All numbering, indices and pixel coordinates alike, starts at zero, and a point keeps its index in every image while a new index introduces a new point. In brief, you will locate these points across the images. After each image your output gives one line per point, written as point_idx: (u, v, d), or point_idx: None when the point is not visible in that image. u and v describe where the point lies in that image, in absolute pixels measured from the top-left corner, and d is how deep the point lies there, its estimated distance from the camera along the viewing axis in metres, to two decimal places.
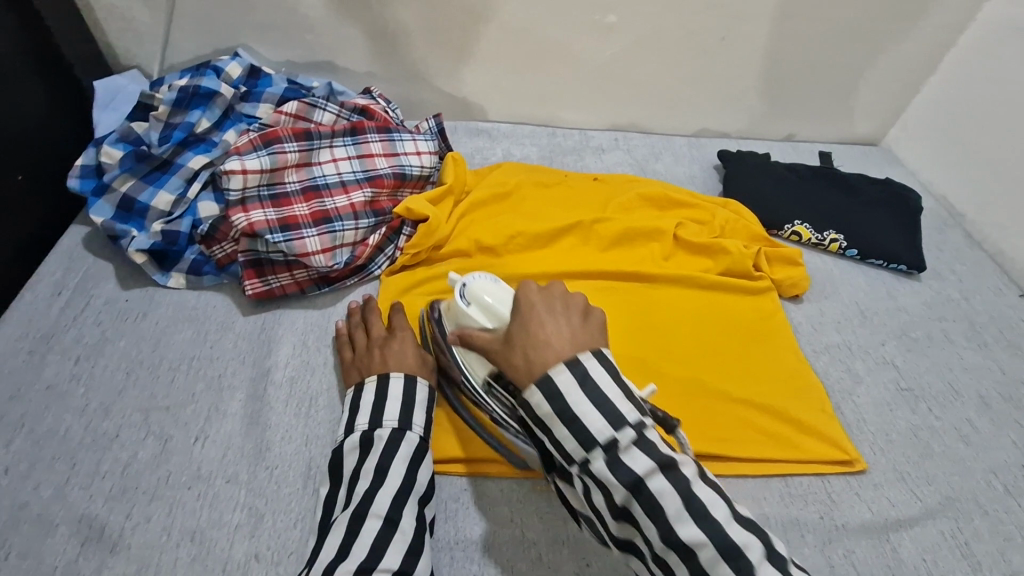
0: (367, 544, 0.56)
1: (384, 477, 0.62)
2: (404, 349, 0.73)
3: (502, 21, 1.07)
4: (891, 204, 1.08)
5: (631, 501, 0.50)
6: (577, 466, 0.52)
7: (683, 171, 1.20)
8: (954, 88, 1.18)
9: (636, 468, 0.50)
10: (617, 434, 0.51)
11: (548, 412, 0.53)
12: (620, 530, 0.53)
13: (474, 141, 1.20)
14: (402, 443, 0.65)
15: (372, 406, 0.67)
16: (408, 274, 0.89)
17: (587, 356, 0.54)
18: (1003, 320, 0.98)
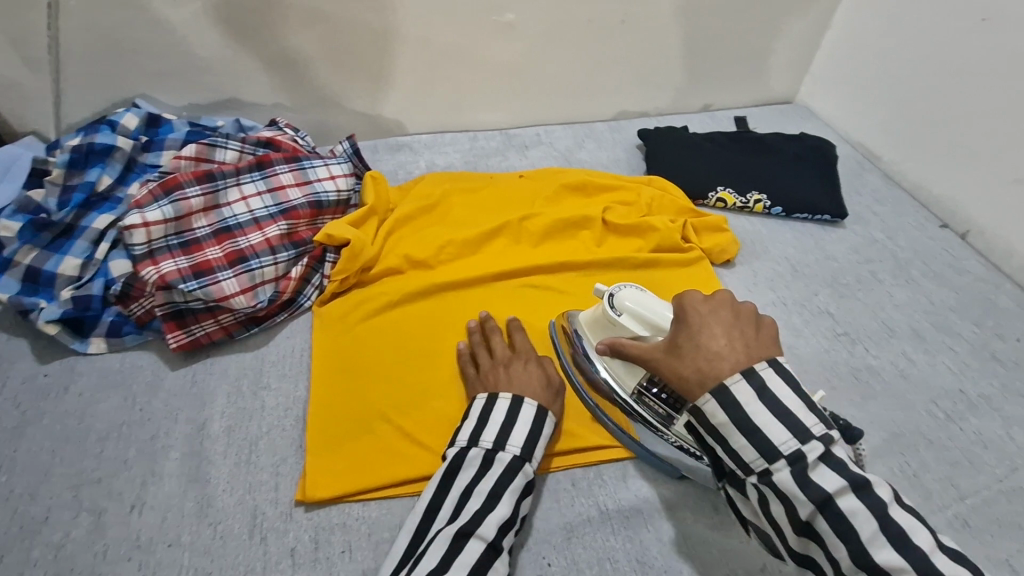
0: (467, 563, 0.57)
1: (496, 504, 0.61)
2: (535, 374, 0.73)
3: (402, 33, 1.06)
4: (808, 158, 1.11)
5: (817, 516, 0.50)
6: (755, 474, 0.53)
7: (608, 156, 1.21)
8: (849, 38, 1.22)
9: (828, 484, 0.51)
10: (801, 446, 0.52)
11: (723, 420, 0.54)
12: (797, 544, 0.53)
13: (396, 157, 1.19)
14: (518, 475, 0.64)
15: (501, 425, 0.67)
16: (340, 300, 0.88)
17: (763, 368, 0.55)
18: (926, 253, 1.02)
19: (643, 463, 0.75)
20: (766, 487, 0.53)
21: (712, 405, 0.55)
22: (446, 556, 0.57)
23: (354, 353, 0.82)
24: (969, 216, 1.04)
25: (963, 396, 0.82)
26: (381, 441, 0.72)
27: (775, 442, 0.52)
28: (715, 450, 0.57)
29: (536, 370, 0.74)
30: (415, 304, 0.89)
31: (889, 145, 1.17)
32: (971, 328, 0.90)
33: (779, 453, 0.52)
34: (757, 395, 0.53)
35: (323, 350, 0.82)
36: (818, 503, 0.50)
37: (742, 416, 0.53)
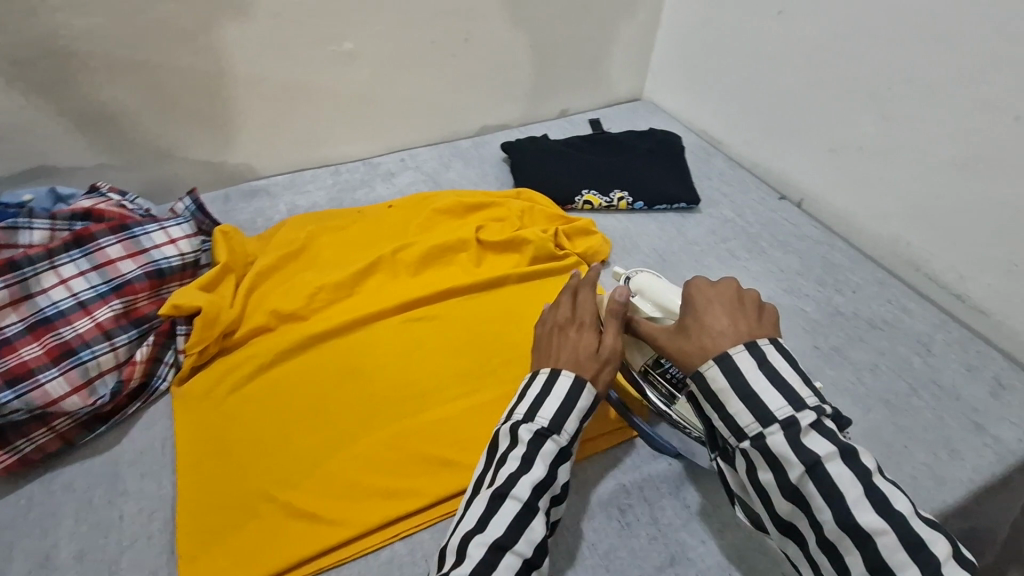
0: (504, 522, 0.56)
1: (530, 467, 0.59)
2: (584, 341, 0.69)
3: (236, 75, 1.00)
4: (659, 152, 1.18)
5: (805, 478, 0.53)
6: (749, 438, 0.55)
7: (476, 172, 1.20)
8: (676, 36, 1.32)
9: (821, 450, 0.53)
10: (797, 415, 0.54)
11: (722, 384, 0.57)
12: (785, 512, 0.55)
13: (253, 204, 1.10)
14: (548, 439, 0.61)
15: (535, 398, 0.64)
16: (203, 373, 0.80)
17: (766, 343, 0.58)
18: (771, 225, 1.11)
19: None
20: (758, 449, 0.55)
21: (715, 370, 0.58)
22: (482, 514, 0.57)
23: (225, 430, 0.74)
24: (799, 186, 1.16)
25: (819, 351, 0.90)
26: (266, 522, 0.66)
27: (769, 408, 0.55)
28: (709, 415, 0.59)
29: (589, 334, 0.70)
30: (290, 361, 0.82)
31: (726, 129, 1.28)
32: (816, 287, 1.00)
33: (773, 416, 0.54)
34: (758, 365, 0.57)
35: (188, 434, 0.74)
36: (810, 467, 0.52)
37: (741, 382, 0.56)
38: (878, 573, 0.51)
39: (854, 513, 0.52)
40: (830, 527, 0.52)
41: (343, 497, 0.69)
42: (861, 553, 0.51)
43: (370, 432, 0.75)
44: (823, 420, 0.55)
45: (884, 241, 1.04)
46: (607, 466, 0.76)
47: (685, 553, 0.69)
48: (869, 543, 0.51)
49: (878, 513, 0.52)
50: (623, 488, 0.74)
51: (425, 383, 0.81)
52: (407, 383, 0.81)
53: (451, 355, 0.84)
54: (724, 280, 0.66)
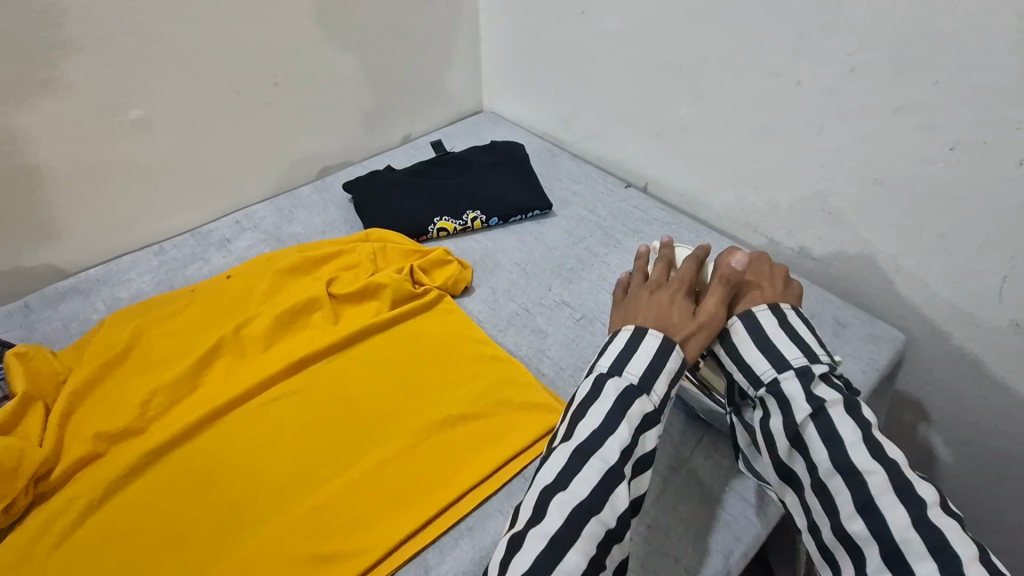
0: (587, 480, 0.58)
1: (613, 425, 0.61)
2: (675, 301, 0.72)
3: (41, 161, 0.91)
4: (503, 163, 1.17)
5: (810, 421, 0.63)
6: (767, 383, 0.66)
7: (321, 220, 1.12)
8: (497, 44, 1.32)
9: (827, 397, 0.63)
10: (812, 365, 0.65)
11: (743, 337, 0.70)
12: (785, 453, 0.65)
13: (62, 309, 0.95)
14: (639, 396, 0.63)
15: (621, 352, 0.66)
16: (15, 530, 0.67)
17: (788, 308, 0.72)
18: (622, 215, 1.14)
19: (443, 544, 0.68)
20: (773, 394, 0.66)
21: (739, 326, 0.71)
22: (564, 470, 0.59)
23: None
24: (641, 171, 1.20)
25: None
26: None
27: (787, 360, 0.66)
28: (731, 368, 0.70)
29: (682, 296, 0.73)
30: (127, 488, 0.71)
31: (565, 128, 1.30)
32: None
33: (790, 366, 0.66)
34: (780, 324, 0.69)
35: None
36: (817, 408, 0.62)
37: (765, 337, 0.69)
38: (864, 508, 0.58)
39: (849, 455, 0.60)
40: (824, 467, 0.61)
41: None
42: (850, 494, 0.59)
43: (235, 547, 0.66)
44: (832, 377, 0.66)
45: (721, 210, 1.10)
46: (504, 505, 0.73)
47: None
48: (858, 482, 0.59)
49: (872, 459, 0.59)
50: None
51: (289, 472, 0.73)
52: (272, 476, 0.73)
53: (320, 430, 0.77)
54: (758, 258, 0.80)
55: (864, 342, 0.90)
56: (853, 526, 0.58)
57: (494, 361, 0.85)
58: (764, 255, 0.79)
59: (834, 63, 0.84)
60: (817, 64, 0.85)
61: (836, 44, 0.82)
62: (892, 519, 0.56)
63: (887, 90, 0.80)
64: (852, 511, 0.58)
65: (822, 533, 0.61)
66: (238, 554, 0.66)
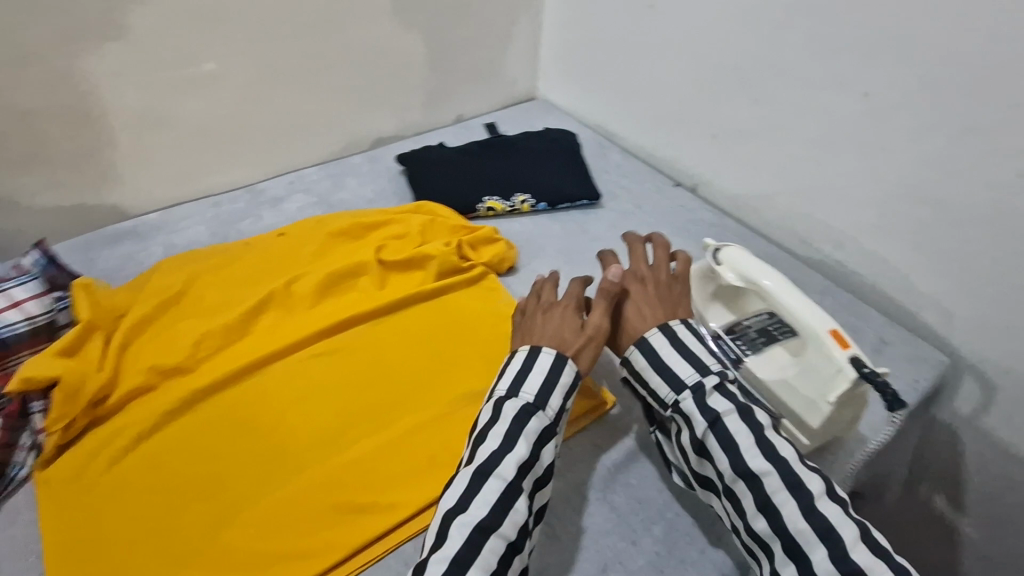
0: (488, 500, 0.58)
1: (511, 443, 0.61)
2: (565, 319, 0.72)
3: (106, 109, 0.92)
4: (555, 151, 1.18)
5: (708, 434, 0.63)
6: (670, 406, 0.67)
7: (371, 189, 1.14)
8: (559, 33, 1.32)
9: (719, 408, 0.64)
10: (703, 378, 0.66)
11: (643, 363, 0.69)
12: (699, 466, 0.66)
13: (119, 249, 0.98)
14: (534, 415, 0.63)
15: (517, 373, 0.67)
16: (72, 450, 0.70)
17: (677, 323, 0.70)
18: (670, 213, 1.14)
19: None
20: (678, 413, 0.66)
21: (637, 353, 0.70)
22: (462, 495, 0.59)
23: (105, 514, 0.66)
24: (691, 171, 1.20)
25: None
26: None
27: (681, 379, 0.66)
28: (643, 395, 0.71)
29: (575, 315, 0.73)
30: (175, 422, 0.74)
31: (618, 122, 1.30)
32: None
33: (683, 384, 0.66)
34: (669, 342, 0.69)
35: (63, 527, 0.64)
36: (711, 424, 0.63)
37: (657, 360, 0.68)
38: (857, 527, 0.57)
39: (744, 461, 0.61)
40: (727, 474, 0.62)
41: (250, 566, 0.63)
42: (751, 496, 0.60)
43: (273, 489, 0.69)
44: (726, 384, 0.67)
45: (770, 217, 1.09)
46: None
47: (618, 557, 0.67)
48: (757, 484, 0.60)
49: (765, 461, 0.60)
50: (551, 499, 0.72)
51: (329, 424, 0.75)
52: (312, 426, 0.75)
53: (363, 387, 0.80)
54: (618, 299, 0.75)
55: (904, 363, 0.90)
56: (758, 524, 0.60)
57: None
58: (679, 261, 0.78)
59: (906, 78, 0.83)
60: (888, 77, 0.84)
61: (909, 60, 0.82)
62: (788, 514, 0.58)
63: (960, 110, 0.79)
64: (756, 511, 0.60)
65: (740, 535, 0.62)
66: (279, 494, 0.68)
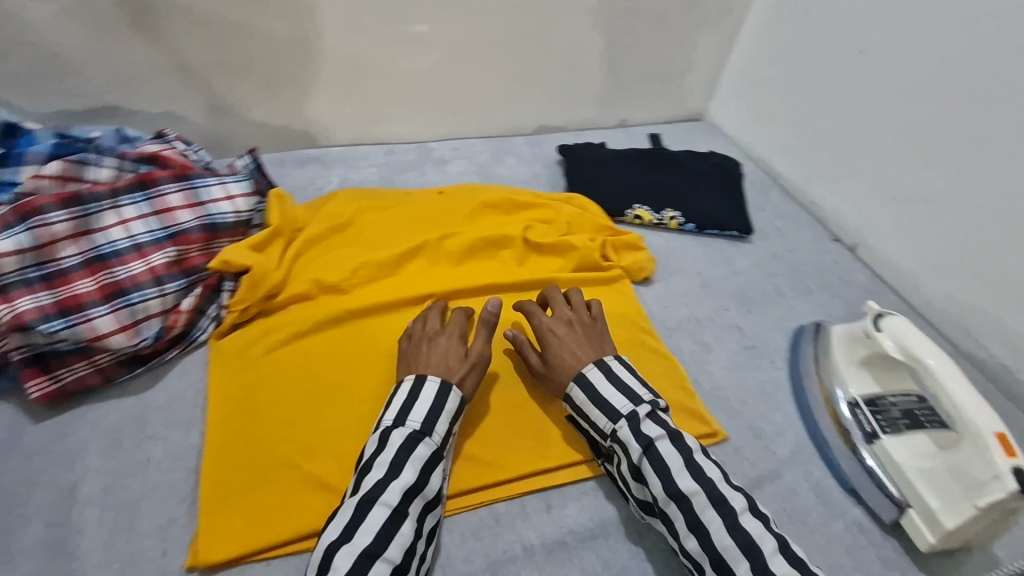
0: (372, 526, 0.57)
1: (397, 470, 0.61)
2: (453, 346, 0.74)
3: (326, 46, 0.98)
4: (715, 177, 1.16)
5: (643, 459, 0.65)
6: (608, 435, 0.68)
7: (527, 171, 1.19)
8: (749, 60, 1.29)
9: (652, 434, 0.66)
10: (636, 408, 0.68)
11: (582, 399, 0.71)
12: (637, 490, 0.67)
13: (304, 172, 1.08)
14: (421, 442, 0.64)
15: (423, 402, 0.67)
16: (244, 332, 0.80)
17: (610, 359, 0.74)
18: (821, 266, 1.09)
19: (568, 492, 0.73)
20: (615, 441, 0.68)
21: (575, 389, 0.71)
22: (348, 524, 0.57)
23: (257, 392, 0.75)
24: (856, 230, 1.13)
25: None
26: (286, 491, 0.67)
27: (616, 408, 0.69)
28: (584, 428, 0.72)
29: (457, 344, 0.75)
30: (325, 334, 0.82)
31: (787, 162, 1.26)
32: None
33: (620, 413, 0.68)
34: (604, 375, 0.71)
35: (224, 392, 0.74)
36: (644, 448, 0.65)
37: (597, 395, 0.70)
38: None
39: (674, 483, 0.63)
40: (659, 497, 0.63)
41: None
42: (681, 517, 0.61)
43: None
44: (657, 412, 0.69)
45: (935, 299, 1.01)
46: None
47: None
48: (687, 504, 0.61)
49: (692, 480, 0.62)
50: None
51: None
52: None
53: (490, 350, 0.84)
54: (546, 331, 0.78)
55: None
56: (689, 544, 0.61)
57: (654, 354, 0.87)
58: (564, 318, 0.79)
59: None
60: None
61: None
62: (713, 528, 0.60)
63: None
64: (686, 531, 0.61)
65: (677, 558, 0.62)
66: None
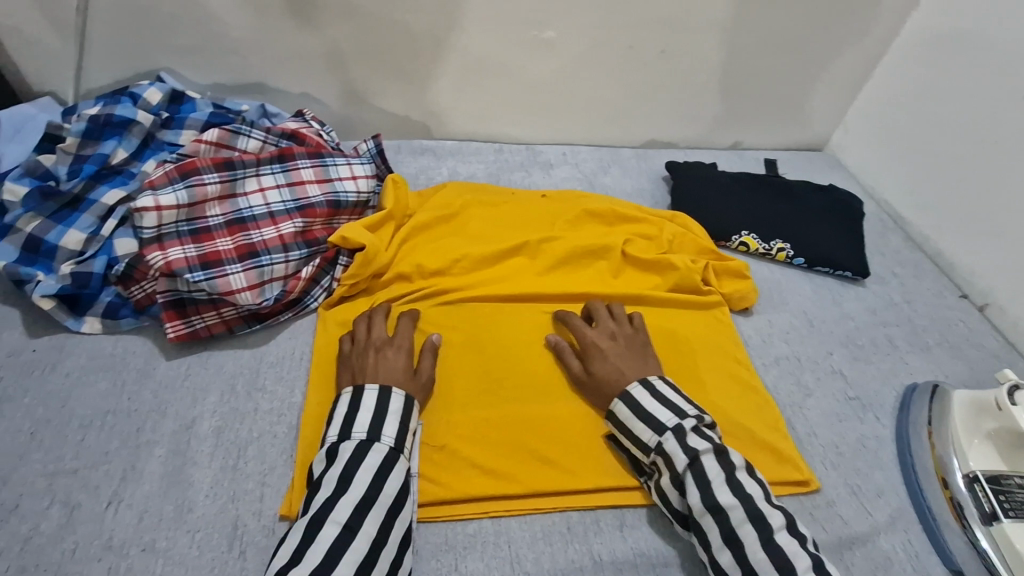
0: (323, 549, 0.57)
1: (348, 484, 0.62)
2: (401, 361, 0.74)
3: (454, 44, 1.02)
4: (833, 212, 1.10)
5: (686, 469, 0.65)
6: (652, 448, 0.69)
7: (632, 184, 1.18)
8: (888, 94, 1.21)
9: (699, 447, 0.66)
10: (681, 421, 0.69)
11: (626, 414, 0.72)
12: (679, 504, 0.67)
13: (418, 160, 1.13)
14: (369, 451, 0.64)
15: (372, 414, 0.67)
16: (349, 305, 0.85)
17: (655, 377, 0.75)
18: (943, 322, 1.01)
19: (644, 514, 0.73)
20: (659, 454, 0.68)
21: (620, 405, 0.73)
22: (297, 549, 0.57)
23: None
24: (988, 289, 1.04)
25: None
26: None
27: (662, 420, 0.70)
28: (625, 444, 0.73)
29: (404, 358, 0.75)
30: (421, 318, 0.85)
31: (915, 207, 1.17)
32: None
33: (665, 426, 0.69)
34: (649, 393, 0.72)
35: (327, 361, 0.79)
36: (688, 460, 0.65)
37: (643, 411, 0.71)
38: None
39: (715, 495, 0.63)
40: (696, 507, 0.64)
41: (447, 463, 0.72)
42: (716, 529, 0.62)
43: (468, 408, 0.77)
44: (703, 428, 0.70)
45: None
46: None
47: None
48: (724, 516, 0.62)
49: (732, 494, 0.63)
50: None
51: (535, 378, 0.81)
52: (521, 372, 0.81)
53: None
54: (590, 342, 0.80)
55: None
56: (722, 557, 0.61)
57: (749, 388, 0.84)
58: (611, 332, 0.81)
59: None
60: None
61: None
62: (751, 544, 0.60)
63: None
64: (720, 543, 0.62)
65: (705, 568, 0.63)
66: (483, 417, 0.76)
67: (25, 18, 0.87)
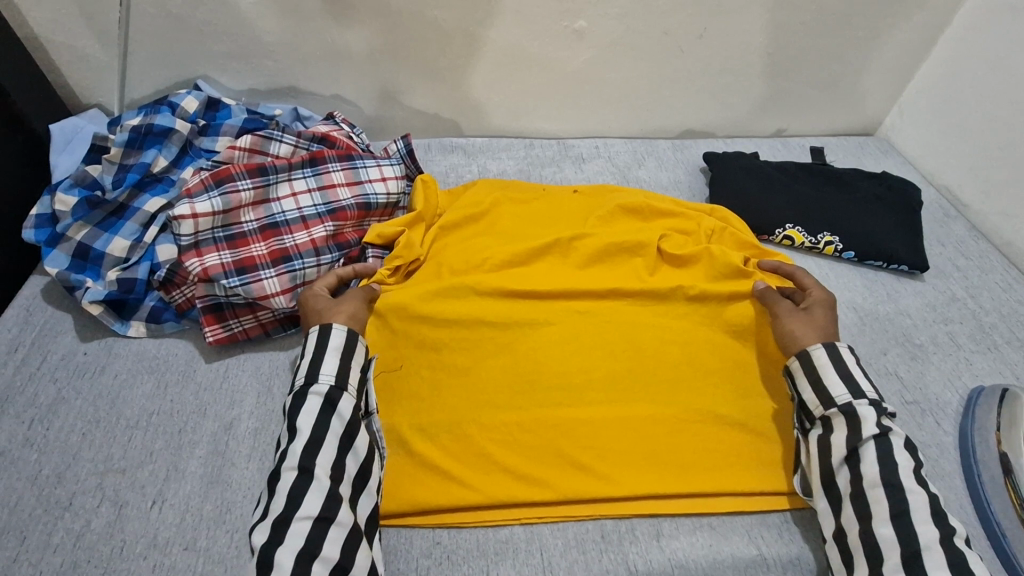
0: (285, 494, 0.60)
1: (296, 430, 0.64)
2: (319, 302, 0.77)
3: (482, 39, 1.00)
4: (889, 200, 1.03)
5: (870, 440, 0.66)
6: (839, 404, 0.69)
7: (667, 177, 1.14)
8: (951, 71, 1.12)
9: (889, 427, 0.67)
10: (882, 400, 0.69)
11: (824, 359, 0.72)
12: (837, 465, 0.67)
13: (449, 158, 1.13)
14: (310, 394, 0.67)
15: (313, 361, 0.69)
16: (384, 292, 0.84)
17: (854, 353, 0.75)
18: (1012, 318, 0.94)
19: (680, 523, 0.71)
20: (843, 413, 0.68)
21: (820, 351, 0.73)
22: (266, 503, 0.61)
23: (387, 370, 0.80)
24: None
25: None
26: (403, 468, 0.72)
27: (863, 389, 0.70)
28: (801, 387, 0.73)
29: (318, 296, 0.78)
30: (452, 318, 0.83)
31: (980, 195, 1.09)
32: None
33: (864, 395, 0.69)
34: (856, 362, 0.73)
35: None
36: (883, 432, 0.66)
37: (845, 368, 0.72)
38: None
39: (898, 475, 0.64)
40: (869, 477, 0.64)
41: (477, 466, 0.72)
42: (886, 503, 0.62)
43: (497, 412, 0.76)
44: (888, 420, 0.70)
45: None
46: (752, 532, 0.71)
47: None
48: (900, 496, 0.62)
49: (916, 482, 0.63)
50: (763, 560, 0.69)
51: (567, 380, 0.79)
52: (554, 373, 0.79)
53: (609, 359, 0.81)
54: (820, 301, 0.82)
55: None
56: (882, 530, 0.61)
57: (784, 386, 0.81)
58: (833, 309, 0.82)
59: None
60: None
61: None
62: (922, 534, 0.60)
63: None
64: (883, 516, 0.62)
65: (848, 534, 0.64)
66: (513, 421, 0.75)
67: (71, 31, 0.90)
